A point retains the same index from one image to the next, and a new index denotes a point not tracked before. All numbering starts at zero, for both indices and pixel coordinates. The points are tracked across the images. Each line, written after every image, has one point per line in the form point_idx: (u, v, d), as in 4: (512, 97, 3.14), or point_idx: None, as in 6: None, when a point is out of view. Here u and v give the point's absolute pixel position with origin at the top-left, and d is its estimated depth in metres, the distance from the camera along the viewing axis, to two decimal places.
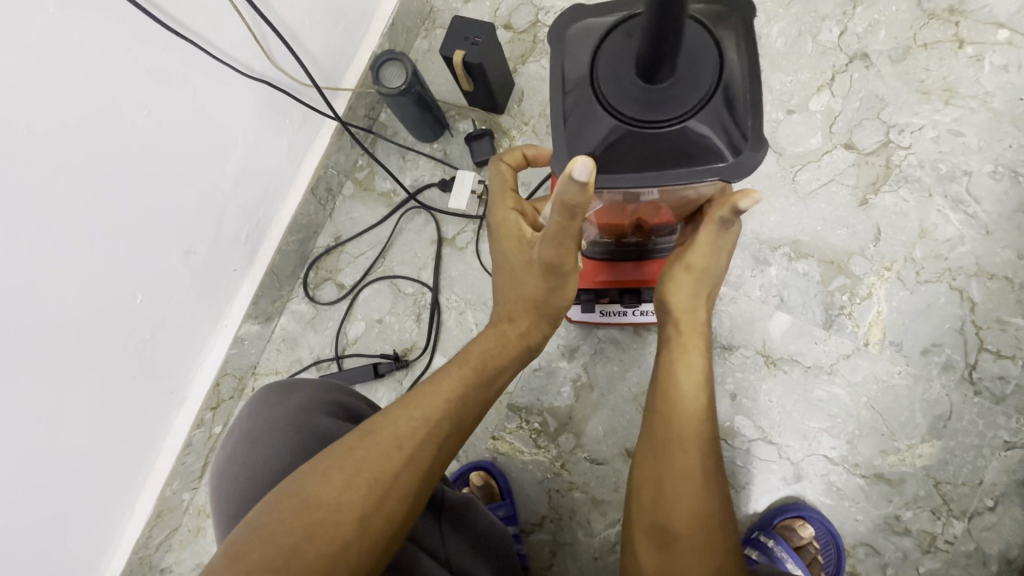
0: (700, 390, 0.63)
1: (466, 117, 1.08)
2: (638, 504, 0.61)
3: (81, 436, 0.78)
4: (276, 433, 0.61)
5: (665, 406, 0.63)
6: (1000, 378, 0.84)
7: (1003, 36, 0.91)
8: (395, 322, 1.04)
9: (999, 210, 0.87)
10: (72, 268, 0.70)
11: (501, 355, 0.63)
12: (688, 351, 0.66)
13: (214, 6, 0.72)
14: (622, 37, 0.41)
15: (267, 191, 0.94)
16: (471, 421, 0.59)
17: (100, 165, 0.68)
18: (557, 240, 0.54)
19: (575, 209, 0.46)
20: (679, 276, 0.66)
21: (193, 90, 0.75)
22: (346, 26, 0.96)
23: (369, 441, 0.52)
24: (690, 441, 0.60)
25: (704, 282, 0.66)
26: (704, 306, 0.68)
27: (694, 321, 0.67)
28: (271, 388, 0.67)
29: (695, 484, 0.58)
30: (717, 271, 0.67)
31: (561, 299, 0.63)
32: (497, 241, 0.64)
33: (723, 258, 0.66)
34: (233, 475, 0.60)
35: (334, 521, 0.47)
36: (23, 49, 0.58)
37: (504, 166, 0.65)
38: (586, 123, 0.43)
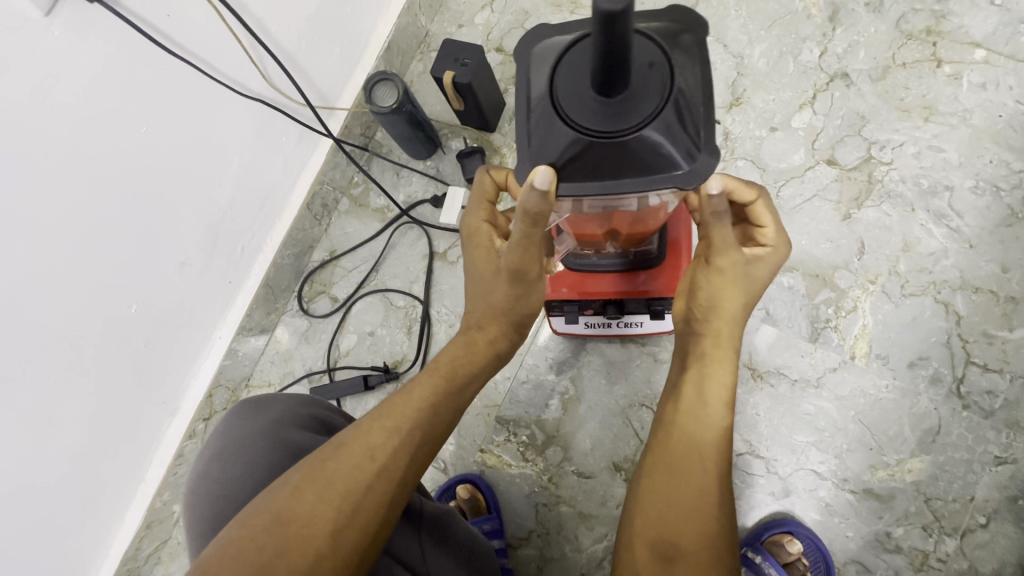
0: (725, 409, 0.62)
1: (458, 136, 1.11)
2: (641, 516, 0.60)
3: (72, 444, 0.79)
4: (248, 450, 0.62)
5: (685, 422, 0.62)
6: (988, 392, 0.83)
7: (979, 55, 0.93)
8: (386, 334, 1.06)
9: (981, 224, 0.88)
10: (69, 278, 0.72)
11: (470, 363, 0.63)
12: (718, 365, 0.64)
13: (209, 28, 0.75)
14: (580, 51, 0.43)
15: (262, 205, 0.97)
16: (444, 429, 0.60)
17: (100, 178, 0.71)
18: (521, 248, 0.55)
19: (540, 216, 0.48)
20: (714, 279, 0.63)
21: (191, 108, 0.78)
22: (341, 49, 0.99)
23: (341, 454, 0.53)
24: (709, 461, 0.60)
25: (739, 289, 0.63)
26: (739, 319, 0.64)
27: (729, 335, 0.64)
28: (245, 403, 0.68)
29: (710, 503, 0.58)
30: (756, 286, 0.65)
31: (528, 307, 0.64)
32: (468, 252, 0.64)
33: (760, 271, 0.64)
34: (206, 494, 0.61)
35: (306, 532, 0.48)
36: (26, 67, 0.61)
37: (488, 177, 0.64)
38: (546, 135, 0.44)
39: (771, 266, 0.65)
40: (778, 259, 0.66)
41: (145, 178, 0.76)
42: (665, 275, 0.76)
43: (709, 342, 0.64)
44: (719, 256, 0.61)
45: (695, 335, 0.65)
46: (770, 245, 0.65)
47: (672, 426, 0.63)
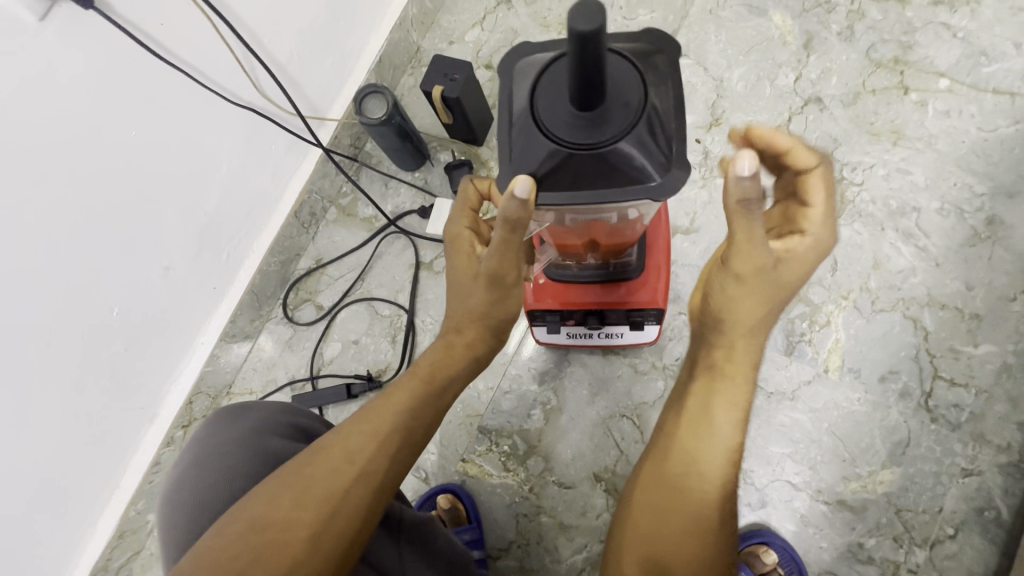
0: (733, 427, 0.58)
1: (447, 149, 1.13)
2: (633, 527, 0.58)
3: (48, 448, 0.78)
4: (226, 458, 0.62)
5: (687, 437, 0.58)
6: (955, 406, 0.86)
7: (944, 84, 0.98)
8: (371, 343, 1.06)
9: (947, 244, 0.92)
10: (51, 279, 0.72)
11: (449, 369, 0.62)
12: (730, 379, 0.59)
13: (204, 38, 0.77)
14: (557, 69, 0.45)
15: (250, 212, 0.98)
16: (424, 433, 0.59)
17: (87, 180, 0.71)
18: (500, 252, 0.56)
19: (514, 225, 0.51)
20: (733, 281, 0.56)
21: (181, 114, 0.79)
22: (333, 62, 1.01)
23: (319, 459, 0.53)
24: (709, 481, 0.56)
25: (767, 292, 0.57)
26: (765, 322, 0.58)
27: (747, 358, 0.59)
28: (224, 410, 0.68)
29: (707, 528, 0.54)
30: (788, 289, 0.58)
31: (508, 312, 0.62)
32: (449, 257, 0.64)
33: (796, 270, 0.58)
34: (181, 502, 0.60)
35: (282, 539, 0.49)
36: (17, 70, 0.61)
37: (471, 187, 0.65)
38: (525, 147, 0.46)
39: (807, 266, 0.58)
40: (817, 253, 0.58)
41: (132, 181, 0.76)
42: (646, 287, 0.78)
43: (720, 356, 0.59)
44: (741, 255, 0.54)
45: (708, 346, 0.60)
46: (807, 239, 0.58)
47: (675, 441, 0.59)
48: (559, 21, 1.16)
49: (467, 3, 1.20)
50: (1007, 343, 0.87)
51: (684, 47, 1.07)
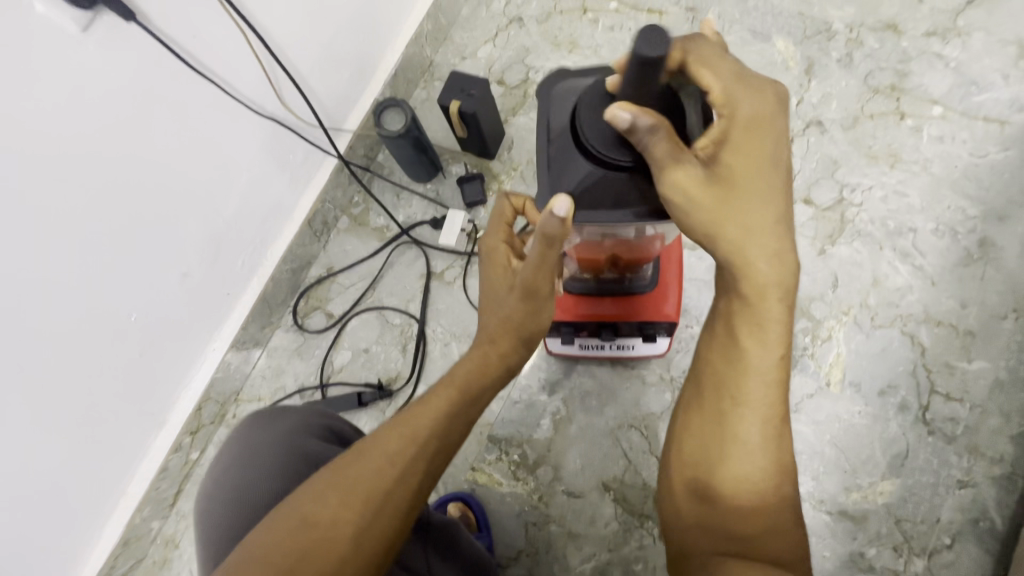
0: (771, 350, 0.52)
1: (459, 161, 1.15)
2: (677, 455, 0.58)
3: (61, 450, 0.80)
4: (265, 456, 0.64)
5: (717, 364, 0.55)
6: (951, 419, 0.89)
7: (937, 111, 1.03)
8: (381, 352, 1.07)
9: (942, 263, 0.96)
10: (75, 285, 0.73)
11: (485, 375, 0.63)
12: (764, 304, 0.51)
13: (235, 51, 0.78)
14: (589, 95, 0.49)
15: (267, 219, 0.99)
16: (459, 436, 0.62)
17: (115, 189, 0.72)
18: (537, 264, 0.57)
19: (551, 242, 0.52)
20: (677, 208, 0.48)
21: (209, 123, 0.80)
22: (351, 74, 1.03)
23: (361, 461, 0.55)
24: (744, 402, 0.53)
25: (721, 197, 0.48)
26: (744, 231, 0.49)
27: (776, 276, 0.50)
28: (261, 412, 0.71)
29: (747, 446, 0.53)
30: (750, 179, 0.49)
31: (539, 324, 0.63)
32: (485, 270, 0.65)
33: (740, 153, 0.48)
34: (222, 499, 0.63)
35: (329, 540, 0.52)
36: (58, 83, 0.61)
37: (506, 203, 0.64)
38: (565, 168, 0.50)
39: (755, 142, 0.48)
40: (752, 120, 0.48)
41: (157, 190, 0.77)
42: (659, 301, 0.80)
43: (737, 282, 0.52)
44: (670, 172, 0.46)
45: (721, 272, 0.53)
46: (733, 112, 0.48)
47: (708, 375, 0.56)
48: (570, 40, 1.19)
49: (479, 20, 1.23)
50: (1000, 359, 0.91)
51: None
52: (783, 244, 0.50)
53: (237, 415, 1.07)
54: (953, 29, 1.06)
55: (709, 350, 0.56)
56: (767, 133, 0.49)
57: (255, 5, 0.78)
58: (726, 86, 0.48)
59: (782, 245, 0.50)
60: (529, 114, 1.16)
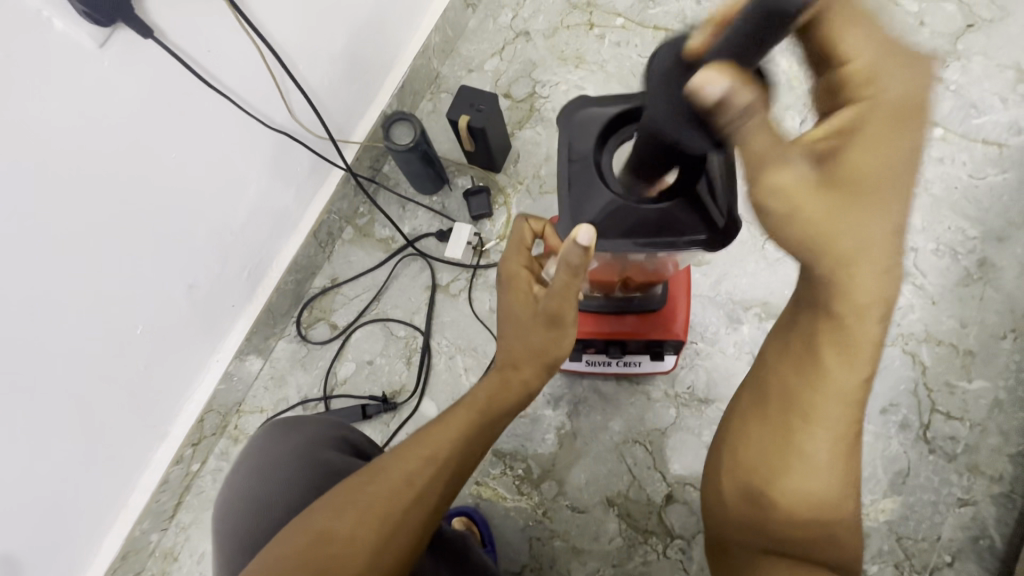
0: (858, 369, 0.51)
1: (465, 174, 1.15)
2: (734, 463, 0.59)
3: (62, 462, 0.79)
4: (285, 465, 0.68)
5: (796, 381, 0.53)
6: (951, 438, 0.91)
7: (938, 133, 1.05)
8: (385, 364, 1.07)
9: (943, 283, 0.97)
10: (83, 298, 0.73)
11: (504, 401, 0.65)
12: (862, 322, 0.49)
13: (247, 63, 0.78)
14: (660, 60, 0.43)
15: (273, 231, 0.99)
16: (476, 459, 0.63)
17: (125, 202, 0.72)
18: (561, 293, 0.57)
19: (576, 272, 0.53)
20: (774, 205, 0.46)
21: (219, 136, 0.79)
22: (360, 86, 1.03)
23: (380, 479, 0.57)
24: (817, 418, 0.52)
25: (833, 197, 0.46)
26: (857, 235, 0.47)
27: (879, 294, 0.48)
28: (280, 421, 0.74)
29: (810, 462, 0.53)
30: (875, 176, 0.46)
31: (560, 349, 0.64)
32: (505, 295, 0.64)
33: (869, 146, 0.46)
34: (246, 505, 0.67)
35: (345, 553, 0.53)
36: (76, 99, 0.61)
37: (525, 226, 0.63)
38: (584, 197, 0.51)
39: (886, 139, 0.46)
40: (893, 111, 0.46)
41: (167, 203, 0.77)
42: (666, 319, 0.80)
43: (830, 297, 0.50)
44: (775, 173, 0.44)
45: (810, 285, 0.51)
46: (876, 95, 0.46)
47: (777, 387, 0.55)
48: (576, 55, 1.20)
49: (486, 33, 1.24)
50: (998, 379, 0.92)
51: None
52: (894, 259, 0.48)
53: (239, 427, 1.07)
54: (952, 53, 1.08)
55: (782, 364, 0.55)
56: (905, 127, 0.46)
57: (268, 19, 0.78)
58: (871, 67, 0.46)
59: (893, 259, 0.48)
60: (535, 127, 1.16)
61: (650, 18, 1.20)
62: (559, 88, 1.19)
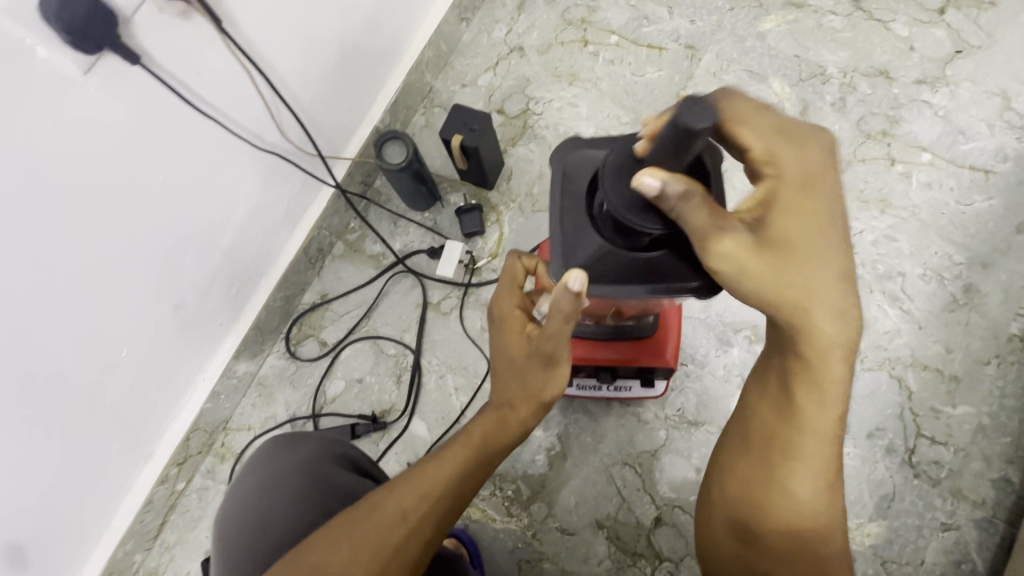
0: (835, 406, 0.53)
1: (457, 191, 1.14)
2: (719, 497, 0.60)
3: (42, 488, 0.78)
4: (287, 480, 0.69)
5: (779, 419, 0.55)
6: (936, 462, 0.92)
7: (926, 157, 1.06)
8: (375, 383, 1.06)
9: (929, 308, 0.98)
10: (67, 325, 0.71)
11: (499, 438, 0.65)
12: (829, 361, 0.52)
13: (236, 85, 0.76)
14: (613, 156, 0.48)
15: (262, 249, 0.98)
16: (470, 494, 0.65)
17: (110, 228, 0.70)
18: (554, 336, 0.57)
19: (569, 317, 0.53)
20: (731, 275, 0.48)
21: (207, 158, 0.78)
22: (352, 103, 1.02)
23: (376, 513, 0.59)
24: (798, 455, 0.54)
25: (773, 258, 0.48)
26: (807, 293, 0.49)
27: (843, 336, 0.50)
28: (283, 435, 0.75)
29: (794, 498, 0.55)
30: (806, 241, 0.48)
31: (554, 390, 0.63)
32: (498, 334, 0.63)
33: (793, 213, 0.48)
34: (245, 520, 0.68)
35: None
36: (61, 127, 0.60)
37: (517, 264, 0.63)
38: (577, 237, 0.51)
39: (803, 203, 0.49)
40: (799, 181, 0.49)
41: (153, 226, 0.76)
42: (656, 346, 0.80)
43: (797, 344, 0.52)
44: (718, 243, 0.47)
45: (780, 328, 0.54)
46: (780, 173, 0.49)
47: (758, 424, 0.58)
48: (570, 72, 1.20)
49: (480, 48, 1.23)
50: (982, 405, 0.93)
51: None
52: (848, 302, 0.50)
53: (226, 444, 1.05)
54: (941, 78, 1.09)
55: (759, 402, 0.58)
56: (820, 192, 0.49)
57: (258, 40, 0.77)
58: (769, 146, 0.49)
59: (846, 304, 0.50)
60: (528, 145, 1.16)
61: (644, 37, 1.20)
62: (552, 105, 1.18)
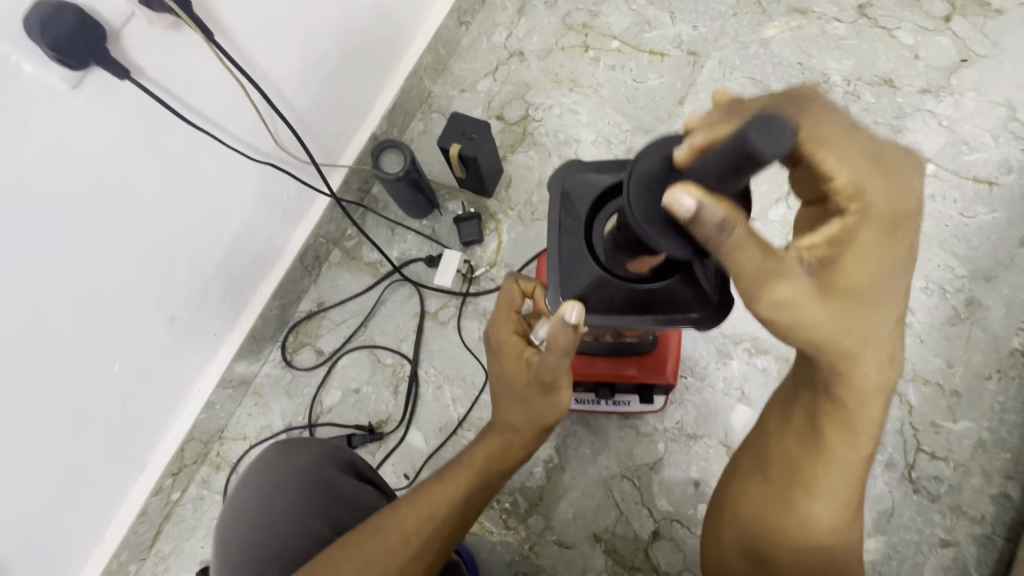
0: (865, 445, 0.53)
1: (456, 198, 1.13)
2: (735, 522, 0.61)
3: (33, 503, 0.77)
4: (291, 486, 0.69)
5: (806, 451, 0.55)
6: (935, 478, 0.91)
7: (929, 168, 1.05)
8: (372, 392, 1.05)
9: (931, 321, 0.98)
10: (58, 340, 0.70)
11: (502, 462, 0.66)
12: (868, 403, 0.52)
13: (228, 96, 0.75)
14: (647, 161, 0.43)
15: (257, 259, 0.96)
16: (472, 515, 0.64)
17: (102, 242, 0.69)
18: (553, 365, 0.57)
19: (567, 348, 0.53)
20: (783, 318, 0.47)
21: (200, 170, 0.77)
22: (348, 110, 1.01)
23: (380, 535, 0.58)
24: (820, 488, 0.55)
25: (833, 303, 0.47)
26: (856, 335, 0.48)
27: (882, 380, 0.51)
28: (283, 441, 0.74)
29: (810, 528, 0.55)
30: (865, 286, 0.46)
31: (553, 415, 0.63)
32: (497, 361, 0.63)
33: (865, 257, 0.46)
34: (246, 524, 0.67)
35: None
36: (49, 143, 0.59)
37: (515, 287, 0.64)
38: (573, 267, 0.53)
39: (878, 246, 0.46)
40: (884, 221, 0.46)
41: (146, 240, 0.75)
42: (655, 364, 0.80)
43: (834, 384, 0.51)
44: (774, 288, 0.45)
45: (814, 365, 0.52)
46: (864, 211, 0.45)
47: (779, 453, 0.58)
48: (571, 78, 1.18)
49: (479, 52, 1.21)
50: (983, 420, 0.93)
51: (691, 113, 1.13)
52: (893, 348, 0.50)
53: (221, 454, 1.05)
54: (946, 87, 1.08)
55: (787, 432, 0.58)
56: (899, 236, 0.46)
57: (250, 50, 0.75)
58: (859, 178, 0.45)
59: (891, 351, 0.50)
60: (528, 152, 1.15)
61: (646, 42, 1.18)
62: (552, 111, 1.17)
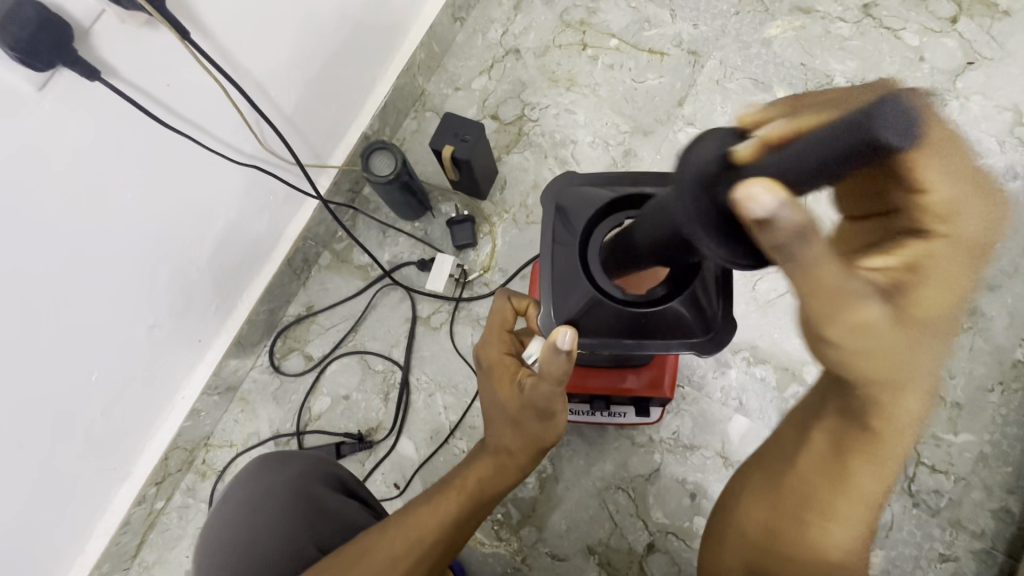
0: (889, 476, 0.49)
1: (449, 200, 1.10)
2: (741, 548, 0.57)
3: (7, 518, 0.74)
4: (277, 500, 0.66)
5: (823, 476, 0.51)
6: (935, 491, 0.90)
7: None
8: (362, 400, 1.03)
9: None
10: (29, 352, 0.67)
11: (496, 484, 0.62)
12: (901, 435, 0.47)
13: (209, 97, 0.72)
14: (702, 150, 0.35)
15: (242, 263, 0.94)
16: (464, 537, 0.62)
17: (75, 250, 0.66)
18: (546, 391, 0.56)
19: (560, 375, 0.53)
20: (857, 346, 0.42)
21: (180, 173, 0.74)
22: (338, 110, 0.98)
23: (366, 557, 0.56)
24: (837, 518, 0.50)
25: (908, 332, 0.43)
26: (912, 368, 0.44)
27: (920, 415, 0.46)
28: (268, 454, 0.71)
29: (823, 558, 0.51)
30: (941, 315, 0.43)
31: (551, 437, 0.60)
32: (488, 384, 0.62)
33: (942, 286, 0.44)
34: (228, 536, 0.65)
35: None
36: (15, 147, 0.56)
37: (506, 305, 0.62)
38: (567, 284, 0.53)
39: (953, 275, 0.44)
40: (970, 248, 0.45)
41: (123, 246, 0.72)
42: (651, 379, 0.77)
43: (863, 415, 0.47)
44: (852, 310, 0.40)
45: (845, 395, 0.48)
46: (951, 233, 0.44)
47: (794, 476, 0.53)
48: (568, 77, 1.15)
49: (474, 49, 1.18)
50: (984, 433, 0.91)
51: (691, 114, 1.10)
52: (936, 384, 0.46)
53: (207, 462, 1.02)
54: (952, 91, 1.05)
55: (803, 457, 0.53)
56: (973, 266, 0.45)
57: (232, 49, 0.72)
58: (951, 202, 0.44)
59: (935, 385, 0.46)
60: (523, 153, 1.12)
61: (646, 41, 1.15)
62: (549, 111, 1.14)
